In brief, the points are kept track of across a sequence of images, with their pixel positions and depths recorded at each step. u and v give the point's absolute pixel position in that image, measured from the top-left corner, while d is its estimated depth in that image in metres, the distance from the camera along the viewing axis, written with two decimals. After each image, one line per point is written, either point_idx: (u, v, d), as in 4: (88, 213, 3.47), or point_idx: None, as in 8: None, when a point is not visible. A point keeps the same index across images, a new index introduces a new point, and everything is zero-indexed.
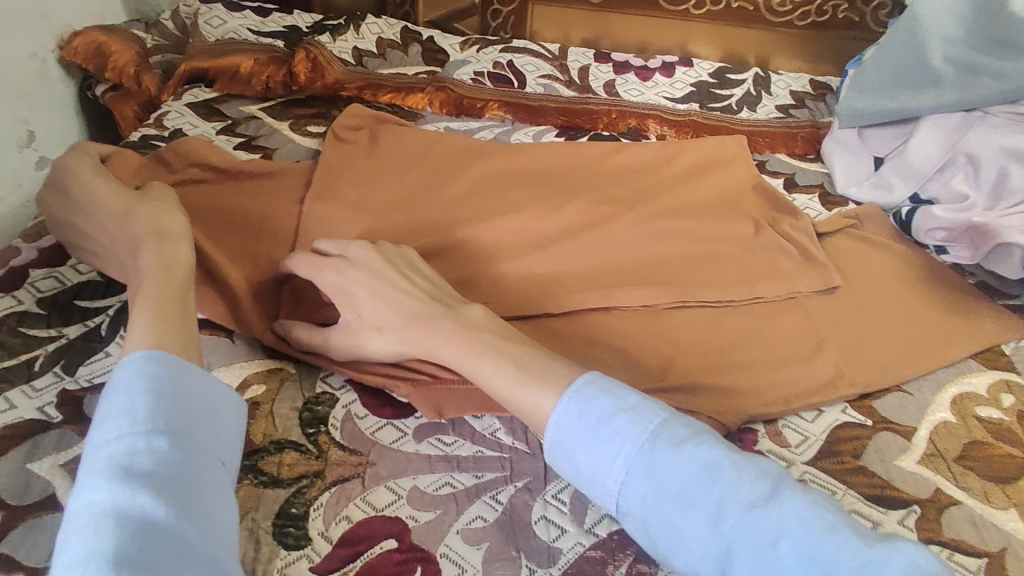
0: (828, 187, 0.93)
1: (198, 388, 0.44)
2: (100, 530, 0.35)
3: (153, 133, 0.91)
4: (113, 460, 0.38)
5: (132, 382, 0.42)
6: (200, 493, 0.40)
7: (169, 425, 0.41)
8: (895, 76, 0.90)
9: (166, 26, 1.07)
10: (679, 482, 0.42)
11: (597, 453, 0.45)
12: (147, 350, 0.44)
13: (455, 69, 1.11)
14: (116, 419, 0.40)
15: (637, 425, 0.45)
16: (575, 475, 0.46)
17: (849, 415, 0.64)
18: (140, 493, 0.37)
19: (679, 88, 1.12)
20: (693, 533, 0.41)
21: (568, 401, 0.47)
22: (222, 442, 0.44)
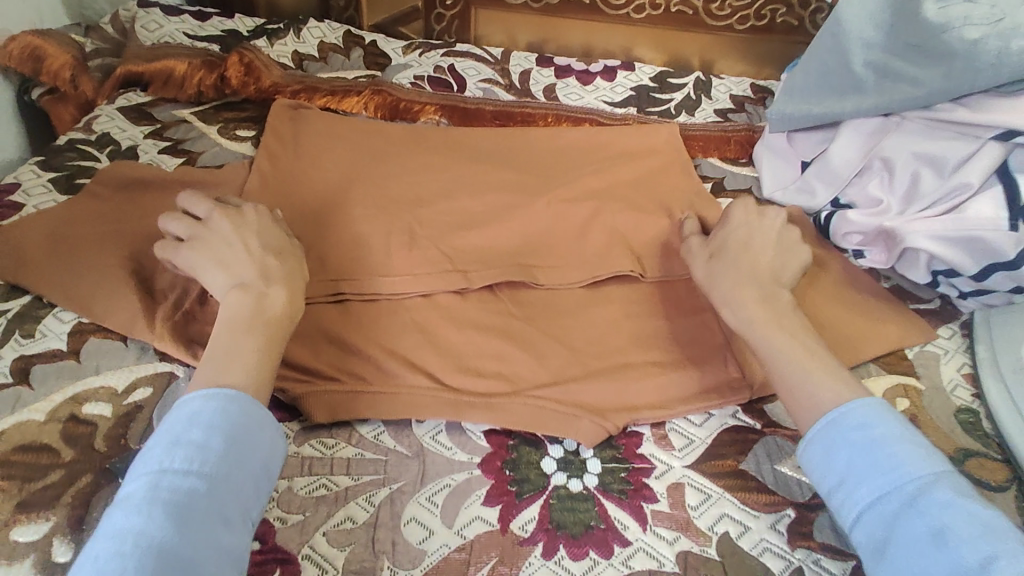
0: (755, 192, 0.95)
1: (251, 437, 0.48)
2: (133, 560, 0.40)
3: (80, 136, 0.91)
4: (167, 493, 0.43)
5: (198, 415, 0.47)
6: (218, 545, 0.43)
7: (212, 470, 0.45)
8: (822, 80, 0.88)
9: (106, 29, 1.06)
10: (949, 519, 0.44)
11: (864, 462, 0.49)
12: (231, 389, 0.50)
13: (396, 72, 1.12)
14: (182, 450, 0.45)
15: (922, 458, 0.48)
16: (830, 470, 0.50)
17: (738, 419, 0.64)
18: (168, 531, 0.41)
19: (618, 92, 1.12)
20: (923, 561, 0.44)
21: (854, 411, 0.52)
22: (258, 489, 0.47)
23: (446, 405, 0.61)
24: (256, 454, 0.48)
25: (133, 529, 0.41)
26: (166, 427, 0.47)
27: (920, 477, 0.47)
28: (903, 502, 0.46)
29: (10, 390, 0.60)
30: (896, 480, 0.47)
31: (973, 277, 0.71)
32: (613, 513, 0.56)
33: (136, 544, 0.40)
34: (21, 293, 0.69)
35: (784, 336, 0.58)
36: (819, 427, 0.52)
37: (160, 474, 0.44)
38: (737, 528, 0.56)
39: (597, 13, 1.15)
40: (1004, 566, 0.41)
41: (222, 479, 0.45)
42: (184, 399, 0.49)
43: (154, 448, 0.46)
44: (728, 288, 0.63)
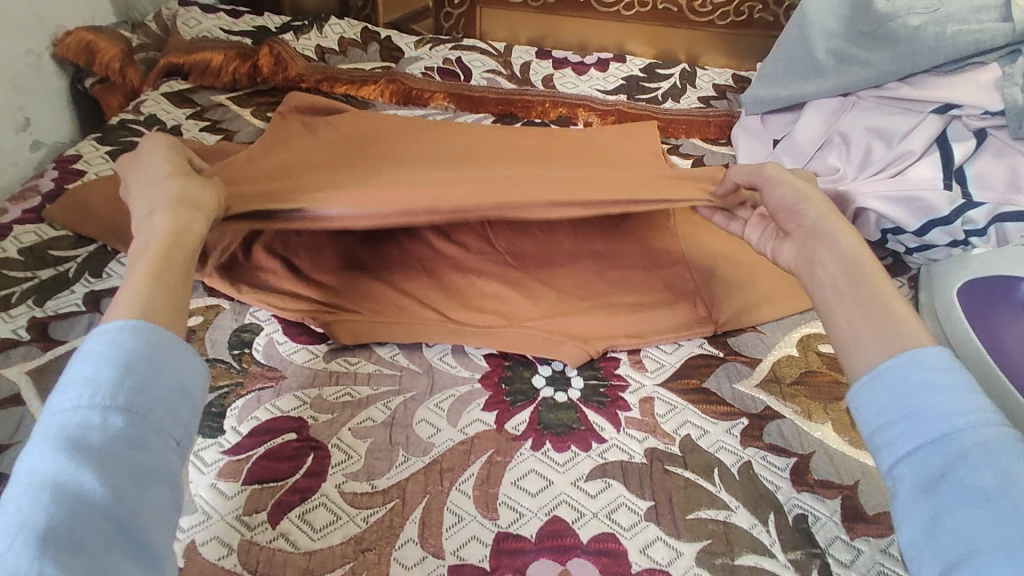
0: (732, 166, 1.05)
1: (157, 359, 0.46)
2: (33, 497, 0.38)
3: (131, 117, 1.03)
4: (67, 427, 0.41)
5: (87, 352, 0.44)
6: (137, 469, 0.42)
7: (114, 400, 0.43)
8: (790, 67, 1.00)
9: (149, 27, 1.20)
10: (1016, 470, 0.40)
11: (930, 404, 0.44)
12: (126, 321, 0.46)
13: (408, 64, 1.23)
14: (77, 387, 0.43)
15: (992, 411, 0.44)
16: (891, 406, 0.46)
17: (704, 348, 0.74)
18: (78, 471, 0.39)
19: (610, 81, 1.23)
20: (975, 506, 0.40)
21: (930, 354, 0.47)
22: (177, 411, 0.46)
23: (451, 331, 0.71)
24: (167, 376, 0.45)
25: (33, 469, 0.40)
26: (66, 369, 0.44)
27: (993, 427, 0.43)
28: (971, 449, 0.42)
29: (84, 316, 0.71)
30: (966, 426, 0.43)
31: (914, 233, 0.81)
32: (594, 418, 0.65)
33: (36, 481, 0.39)
34: (87, 242, 0.80)
35: (880, 273, 0.52)
36: (891, 361, 0.47)
37: (59, 415, 0.42)
38: (701, 431, 0.65)
39: (591, 11, 1.27)
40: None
41: (132, 411, 0.43)
42: (93, 330, 0.46)
43: (60, 385, 0.44)
44: (824, 219, 0.58)
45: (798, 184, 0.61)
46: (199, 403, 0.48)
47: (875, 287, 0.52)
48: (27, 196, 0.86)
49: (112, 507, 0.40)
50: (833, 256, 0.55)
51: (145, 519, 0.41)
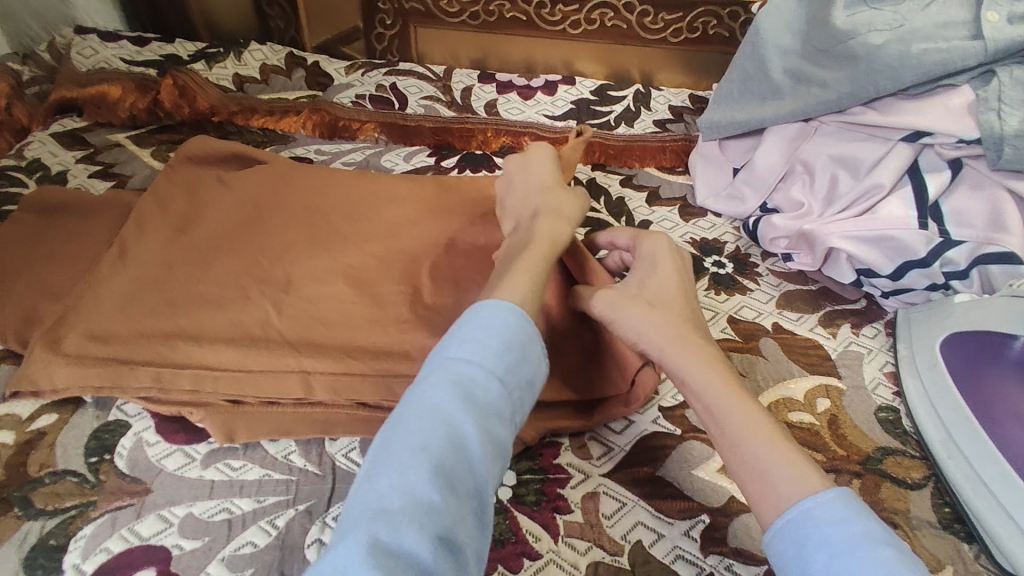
0: (690, 199, 0.96)
1: (529, 346, 0.51)
2: (425, 434, 0.44)
3: (10, 163, 0.91)
4: (460, 378, 0.47)
5: (489, 321, 0.50)
6: (493, 428, 0.47)
7: (495, 368, 0.48)
8: (745, 87, 0.91)
9: (41, 56, 1.06)
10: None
11: (837, 570, 0.41)
12: (512, 304, 0.52)
13: (337, 92, 1.13)
14: (472, 346, 0.49)
15: (906, 566, 0.41)
16: (800, 573, 0.43)
17: (660, 425, 0.64)
18: (455, 408, 0.46)
19: (559, 106, 1.14)
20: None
21: (825, 503, 0.44)
22: (524, 397, 0.50)
23: (358, 421, 0.60)
24: (529, 366, 0.50)
25: (439, 410, 0.46)
26: (466, 323, 0.51)
27: None
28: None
29: None
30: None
31: (889, 277, 0.73)
32: (527, 525, 0.55)
33: (427, 420, 0.45)
34: None
35: (749, 404, 0.51)
36: (789, 525, 0.44)
37: (451, 363, 0.48)
38: (653, 535, 0.55)
39: (535, 29, 1.17)
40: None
41: (509, 381, 0.49)
42: (477, 305, 0.52)
43: (459, 340, 0.50)
44: (667, 343, 0.55)
45: (648, 308, 0.57)
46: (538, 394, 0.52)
47: (744, 420, 0.50)
48: None
49: (475, 458, 0.45)
50: (706, 403, 0.52)
51: (492, 480, 0.46)
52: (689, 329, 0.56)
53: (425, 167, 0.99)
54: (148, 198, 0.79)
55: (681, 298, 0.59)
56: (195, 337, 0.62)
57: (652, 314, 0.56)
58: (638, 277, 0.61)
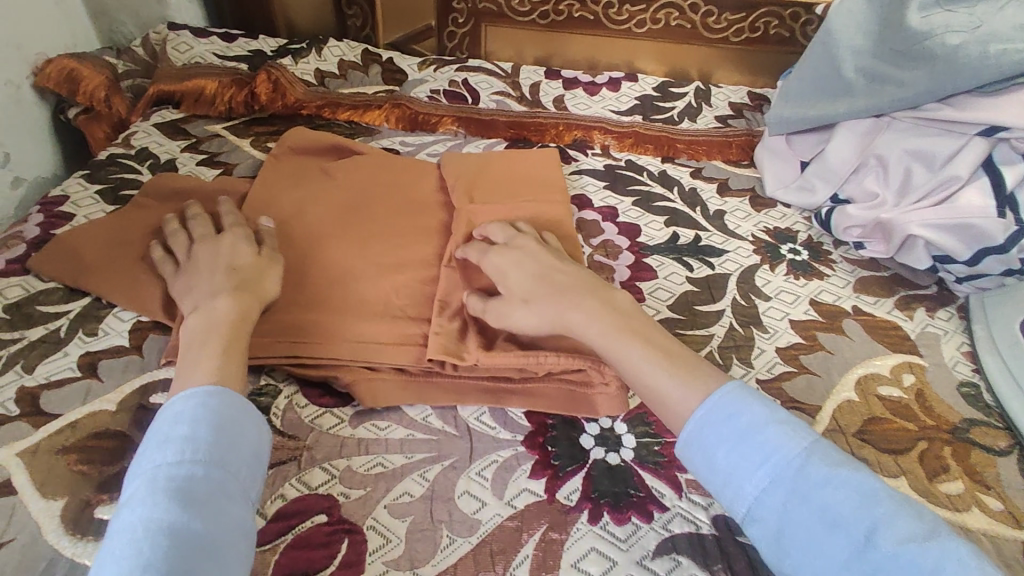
0: (758, 191, 1.00)
1: (238, 419, 0.52)
2: (146, 542, 0.43)
3: (121, 151, 0.96)
4: (168, 482, 0.47)
5: (179, 414, 0.51)
6: (227, 517, 0.47)
7: (207, 455, 0.49)
8: (815, 86, 0.96)
9: (137, 52, 1.12)
10: (831, 498, 0.46)
11: (742, 456, 0.50)
12: (211, 386, 0.54)
13: (413, 87, 1.18)
14: (173, 444, 0.49)
15: (790, 438, 0.49)
16: (712, 475, 0.51)
17: (760, 396, 0.69)
18: (176, 514, 0.45)
19: (624, 102, 1.18)
20: (817, 543, 0.45)
21: (721, 403, 0.53)
22: (254, 468, 0.51)
23: (486, 391, 0.65)
24: (248, 433, 0.52)
25: (142, 519, 0.44)
26: (156, 428, 0.51)
27: (796, 457, 0.48)
28: (782, 494, 0.47)
29: (80, 383, 0.63)
30: (774, 471, 0.48)
31: (966, 263, 0.79)
32: (651, 482, 0.60)
33: (137, 536, 0.43)
34: (79, 296, 0.72)
35: (636, 344, 0.59)
36: (693, 430, 0.53)
37: (155, 469, 0.47)
38: None
39: (601, 28, 1.22)
40: (886, 536, 0.44)
41: (227, 459, 0.50)
42: (169, 401, 0.53)
43: (158, 442, 0.49)
44: (556, 306, 0.63)
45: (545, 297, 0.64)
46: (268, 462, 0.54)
47: (641, 364, 0.58)
48: (12, 244, 0.78)
49: (215, 549, 0.44)
50: (630, 370, 0.58)
51: (224, 539, 0.45)
52: (576, 293, 0.63)
53: None
54: (262, 187, 0.85)
55: (547, 280, 0.65)
56: (344, 317, 0.68)
57: (552, 296, 0.64)
58: (509, 270, 0.67)
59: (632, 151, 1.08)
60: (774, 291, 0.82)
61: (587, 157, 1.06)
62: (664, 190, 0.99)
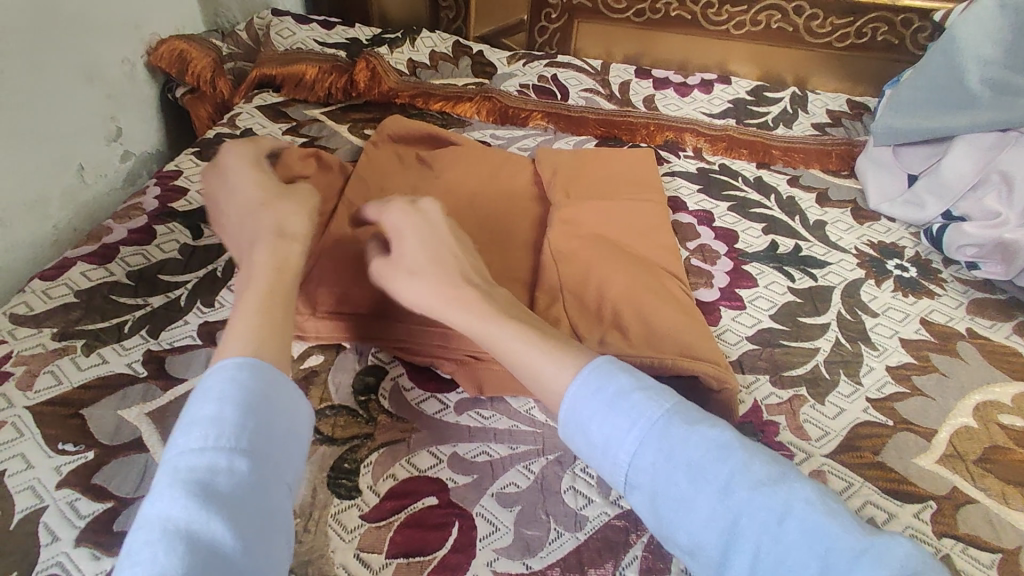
0: (860, 203, 0.97)
1: (273, 401, 0.48)
2: (166, 546, 0.39)
3: (227, 131, 0.99)
4: (192, 473, 0.42)
5: (208, 394, 0.46)
6: (256, 515, 0.42)
7: (233, 444, 0.44)
8: (932, 95, 0.91)
9: (240, 36, 1.16)
10: (694, 453, 0.45)
11: (616, 428, 0.47)
12: (241, 358, 0.49)
13: (503, 80, 1.18)
14: (202, 429, 0.44)
15: (653, 401, 0.48)
16: (588, 446, 0.49)
17: (870, 415, 0.66)
18: (200, 514, 0.40)
19: (716, 105, 1.16)
20: (689, 501, 0.44)
21: (585, 379, 0.50)
22: (284, 455, 0.47)
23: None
24: (278, 419, 0.47)
25: (161, 514, 0.40)
26: (187, 408, 0.46)
27: (659, 421, 0.47)
28: (652, 453, 0.46)
29: (201, 351, 0.65)
30: (642, 435, 0.46)
31: None
32: None
33: (159, 536, 0.39)
34: (195, 267, 0.75)
35: (502, 322, 0.56)
36: (564, 412, 0.50)
37: (178, 458, 0.43)
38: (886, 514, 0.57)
39: (696, 28, 1.19)
40: (742, 482, 0.43)
41: (255, 447, 0.45)
42: (210, 371, 0.48)
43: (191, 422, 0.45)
44: (439, 286, 0.59)
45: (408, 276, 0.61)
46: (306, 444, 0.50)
47: (504, 342, 0.55)
48: (132, 213, 0.82)
49: (241, 553, 0.40)
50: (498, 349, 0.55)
51: (254, 542, 0.41)
52: (458, 276, 0.60)
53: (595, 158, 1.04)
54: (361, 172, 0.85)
55: (439, 258, 0.61)
56: None
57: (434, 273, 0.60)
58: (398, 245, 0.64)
59: (725, 156, 1.06)
60: (882, 307, 0.79)
61: (678, 159, 1.04)
62: (760, 197, 0.97)
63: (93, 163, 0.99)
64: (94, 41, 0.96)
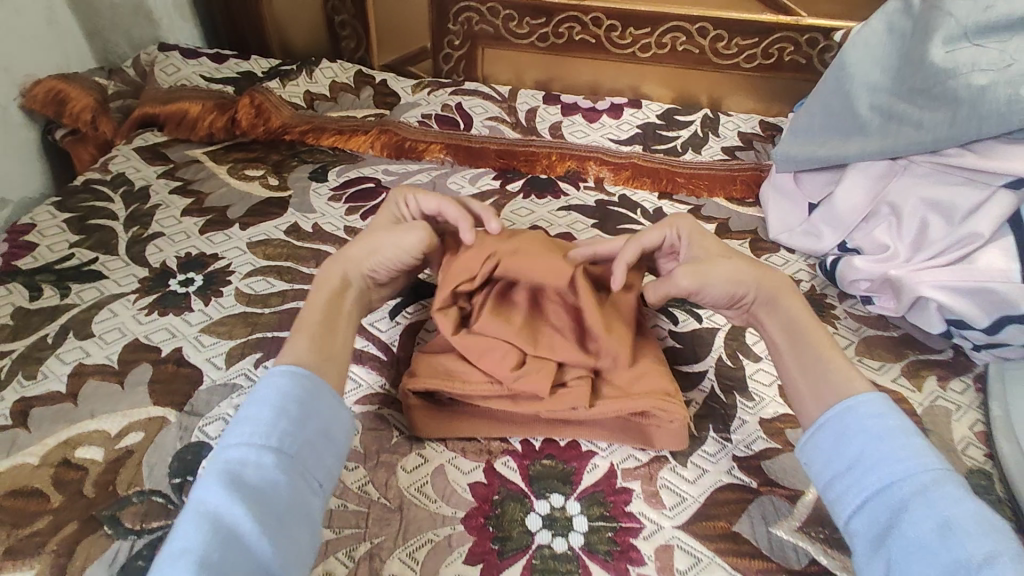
0: (761, 234, 0.93)
1: (307, 406, 0.52)
2: (196, 526, 0.44)
3: (97, 176, 0.95)
4: (232, 464, 0.48)
5: (264, 396, 0.51)
6: (275, 503, 0.46)
7: (274, 443, 0.49)
8: (826, 121, 0.88)
9: (127, 73, 1.10)
10: (956, 513, 0.45)
11: (873, 452, 0.49)
12: (290, 366, 0.54)
13: (404, 111, 1.13)
14: (244, 427, 0.50)
15: (928, 453, 0.48)
16: (834, 457, 0.50)
17: (734, 476, 0.61)
18: (227, 501, 0.45)
19: (624, 130, 1.12)
20: (929, 551, 0.44)
21: (866, 403, 0.52)
22: (320, 454, 0.51)
23: (542, 422, 0.63)
24: (319, 417, 0.52)
25: (199, 500, 0.46)
26: (244, 407, 0.51)
27: (928, 473, 0.47)
28: (907, 495, 0.46)
29: (8, 432, 0.61)
30: (906, 472, 0.47)
31: (985, 331, 0.70)
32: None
33: (201, 520, 0.45)
34: (26, 334, 0.70)
35: (817, 329, 0.59)
36: (830, 413, 0.52)
37: (230, 452, 0.48)
38: None
39: (603, 52, 1.15)
40: (1004, 564, 0.42)
41: (295, 451, 0.49)
42: (268, 373, 0.54)
43: (235, 422, 0.51)
44: (761, 279, 0.63)
45: (727, 260, 0.63)
46: (343, 446, 0.53)
47: (809, 340, 0.59)
48: None
49: (256, 546, 0.44)
50: (792, 331, 0.60)
51: (279, 541, 0.45)
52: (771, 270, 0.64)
53: (490, 190, 0.99)
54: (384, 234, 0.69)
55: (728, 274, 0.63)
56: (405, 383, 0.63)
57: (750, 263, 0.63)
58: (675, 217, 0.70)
59: (628, 185, 1.02)
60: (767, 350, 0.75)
61: (577, 192, 1.00)
62: None
63: None
64: None
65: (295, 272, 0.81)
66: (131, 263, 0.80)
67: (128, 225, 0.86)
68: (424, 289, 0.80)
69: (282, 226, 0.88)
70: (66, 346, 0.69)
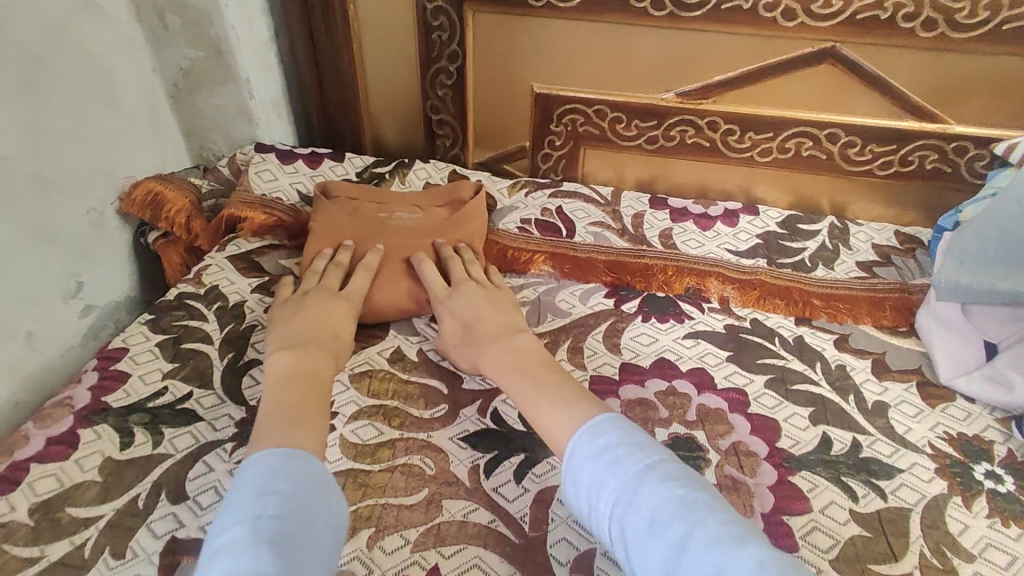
0: (927, 373, 0.80)
1: (303, 486, 0.53)
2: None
3: (190, 290, 0.89)
4: (257, 527, 0.49)
5: (268, 469, 0.54)
6: (305, 563, 0.47)
7: (281, 508, 0.50)
8: (1003, 249, 0.78)
9: (222, 171, 1.07)
10: (674, 513, 0.50)
11: (623, 485, 0.53)
12: (276, 449, 0.57)
13: (503, 216, 1.06)
14: (249, 499, 0.51)
15: (636, 455, 0.55)
16: (599, 510, 0.55)
17: None
18: (257, 549, 0.47)
19: (743, 239, 1.02)
20: (680, 559, 0.47)
21: (600, 425, 0.59)
22: (329, 522, 0.52)
23: None
24: (328, 495, 0.54)
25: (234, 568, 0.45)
26: (242, 488, 0.53)
27: (655, 469, 0.54)
28: (646, 510, 0.51)
29: None
30: (634, 486, 0.53)
31: None
32: None
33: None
34: (114, 494, 0.62)
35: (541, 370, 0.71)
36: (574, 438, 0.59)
37: (255, 521, 0.49)
38: None
39: (716, 155, 1.07)
40: (699, 535, 0.48)
41: (287, 510, 0.50)
42: (250, 460, 0.56)
43: (225, 513, 0.51)
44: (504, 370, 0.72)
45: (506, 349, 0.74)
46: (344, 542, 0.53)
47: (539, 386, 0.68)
48: (56, 414, 0.70)
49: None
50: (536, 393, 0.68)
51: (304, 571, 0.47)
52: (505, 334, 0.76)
53: (605, 311, 0.89)
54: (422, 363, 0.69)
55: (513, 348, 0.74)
56: None
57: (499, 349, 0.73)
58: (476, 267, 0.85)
59: (758, 307, 0.90)
60: (978, 546, 0.61)
61: (703, 314, 0.89)
62: (804, 366, 0.81)
63: (44, 328, 0.89)
64: (48, 198, 0.87)
65: (403, 415, 0.72)
66: (226, 401, 0.73)
67: (223, 352, 0.79)
68: (550, 442, 0.70)
69: (385, 353, 0.80)
70: (158, 514, 0.61)
